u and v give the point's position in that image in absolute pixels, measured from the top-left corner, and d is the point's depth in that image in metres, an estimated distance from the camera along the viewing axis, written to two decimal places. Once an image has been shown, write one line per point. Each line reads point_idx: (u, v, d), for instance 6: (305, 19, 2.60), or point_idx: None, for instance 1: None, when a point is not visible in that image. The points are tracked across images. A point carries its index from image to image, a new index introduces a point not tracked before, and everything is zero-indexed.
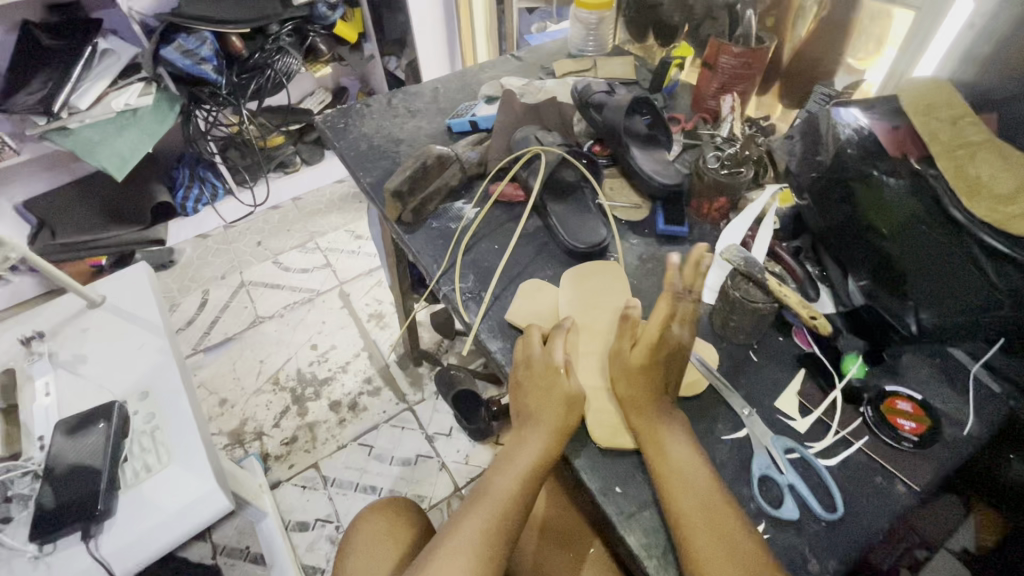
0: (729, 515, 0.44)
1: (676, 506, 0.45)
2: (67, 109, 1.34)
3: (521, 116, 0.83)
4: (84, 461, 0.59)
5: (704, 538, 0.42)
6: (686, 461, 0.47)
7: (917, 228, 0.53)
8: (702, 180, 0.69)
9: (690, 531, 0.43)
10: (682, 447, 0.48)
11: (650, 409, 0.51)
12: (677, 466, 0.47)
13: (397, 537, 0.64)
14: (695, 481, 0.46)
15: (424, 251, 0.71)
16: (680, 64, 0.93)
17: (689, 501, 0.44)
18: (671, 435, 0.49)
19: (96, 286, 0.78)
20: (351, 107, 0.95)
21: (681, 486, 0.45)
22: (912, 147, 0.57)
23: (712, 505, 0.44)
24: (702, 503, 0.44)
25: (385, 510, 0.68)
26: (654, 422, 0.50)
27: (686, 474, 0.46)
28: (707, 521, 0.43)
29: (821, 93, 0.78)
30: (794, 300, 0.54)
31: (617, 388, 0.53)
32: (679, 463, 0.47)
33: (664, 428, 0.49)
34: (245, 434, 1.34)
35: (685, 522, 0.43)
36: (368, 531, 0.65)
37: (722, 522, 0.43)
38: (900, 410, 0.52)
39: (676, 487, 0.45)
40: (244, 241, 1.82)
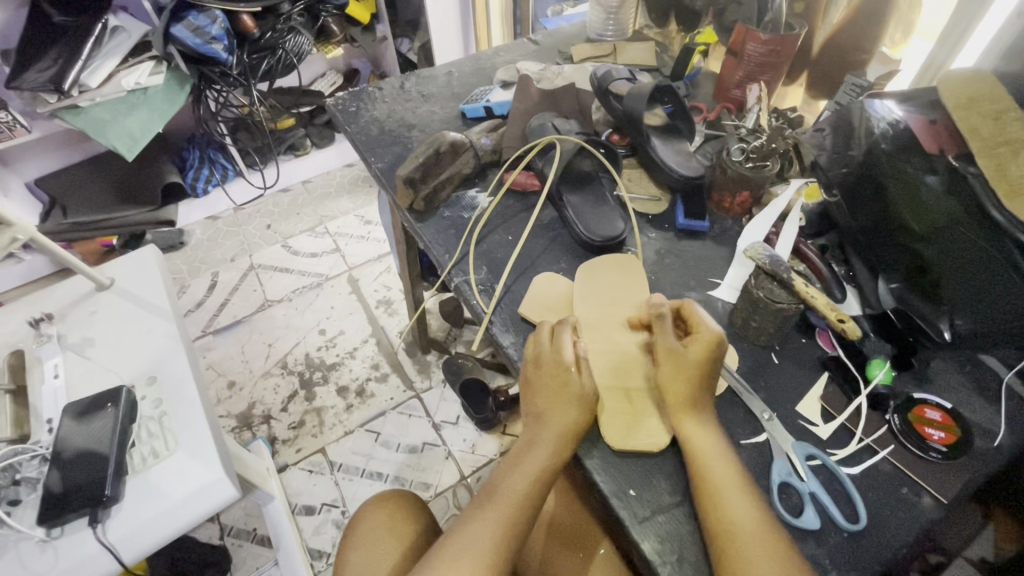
0: (766, 525, 0.42)
1: (715, 515, 0.43)
2: (78, 88, 1.32)
3: (537, 102, 0.80)
4: (92, 446, 0.59)
5: (746, 550, 0.41)
6: (717, 468, 0.45)
7: (958, 231, 0.50)
8: (724, 173, 0.66)
9: (728, 542, 0.41)
10: (711, 451, 0.46)
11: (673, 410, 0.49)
12: (710, 472, 0.45)
13: (395, 531, 0.64)
14: (732, 489, 0.44)
15: (436, 241, 0.70)
16: (703, 50, 0.90)
17: (730, 510, 0.43)
18: (698, 439, 0.47)
19: (105, 269, 0.78)
20: (363, 90, 0.93)
21: (716, 494, 0.44)
22: (949, 145, 0.54)
23: (749, 513, 0.43)
24: (743, 513, 0.43)
25: (381, 504, 0.68)
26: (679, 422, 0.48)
27: (717, 481, 0.45)
28: (749, 531, 0.42)
29: (851, 85, 0.74)
30: (822, 303, 0.52)
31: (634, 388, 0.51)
32: (710, 469, 0.45)
33: (693, 431, 0.48)
34: (253, 417, 1.35)
35: (726, 533, 0.42)
36: (366, 528, 0.65)
37: (767, 534, 0.42)
38: (928, 419, 0.50)
39: (711, 495, 0.44)
40: (253, 224, 1.81)
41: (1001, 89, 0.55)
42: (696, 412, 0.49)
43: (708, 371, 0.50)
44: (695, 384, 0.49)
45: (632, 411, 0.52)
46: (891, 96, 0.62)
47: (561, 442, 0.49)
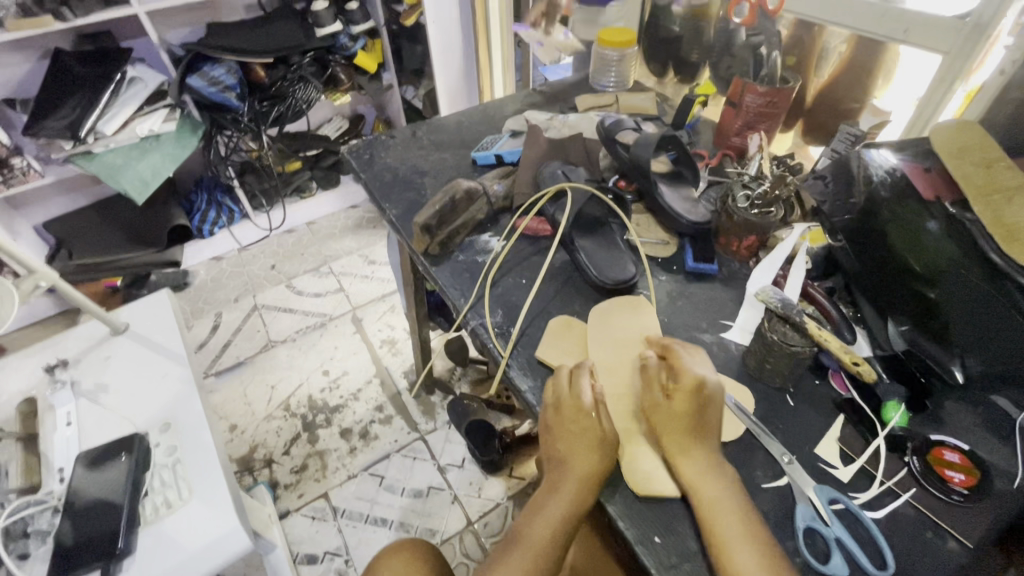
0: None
1: (726, 565, 0.43)
2: (93, 134, 1.36)
3: (546, 150, 0.84)
4: (106, 495, 0.58)
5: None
6: (726, 514, 0.46)
7: (961, 274, 0.52)
8: (731, 219, 0.69)
9: None
10: (721, 499, 0.47)
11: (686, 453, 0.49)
12: (718, 521, 0.45)
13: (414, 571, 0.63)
14: (740, 538, 0.44)
15: (451, 285, 0.71)
16: (703, 101, 0.95)
17: (740, 558, 0.43)
18: (708, 487, 0.47)
19: (119, 314, 0.79)
20: (376, 139, 0.96)
21: (725, 544, 0.44)
22: (946, 191, 0.58)
23: (762, 562, 0.43)
24: (755, 562, 0.43)
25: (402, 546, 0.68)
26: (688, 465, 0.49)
27: (726, 530, 0.45)
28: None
29: (846, 133, 0.78)
30: (835, 345, 0.54)
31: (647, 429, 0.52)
32: (718, 516, 0.46)
33: (698, 477, 0.48)
34: (254, 461, 1.32)
35: None
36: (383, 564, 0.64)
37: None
38: (947, 461, 0.50)
39: (720, 544, 0.44)
40: (258, 265, 1.83)
41: (992, 141, 0.58)
42: (703, 458, 0.49)
43: (698, 417, 0.51)
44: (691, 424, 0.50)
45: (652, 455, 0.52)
46: (885, 146, 0.66)
47: (581, 488, 0.49)
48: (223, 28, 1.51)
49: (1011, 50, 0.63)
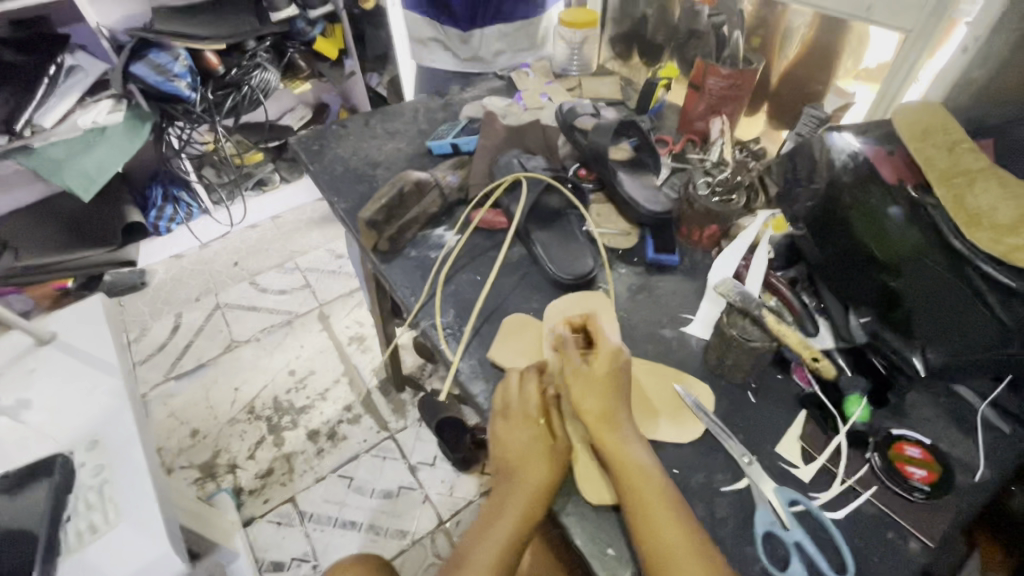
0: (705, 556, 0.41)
1: (654, 553, 0.41)
2: (30, 127, 1.23)
3: (504, 138, 0.79)
4: (21, 524, 0.53)
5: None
6: (656, 502, 0.43)
7: (921, 261, 0.50)
8: (691, 208, 0.66)
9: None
10: (645, 471, 0.45)
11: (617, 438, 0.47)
12: (649, 508, 0.43)
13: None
14: (668, 524, 0.42)
15: (401, 283, 0.67)
16: (667, 85, 0.91)
17: (671, 548, 0.41)
18: (630, 455, 0.46)
19: (47, 322, 0.73)
20: (327, 128, 0.91)
21: (651, 517, 0.43)
22: (908, 175, 0.56)
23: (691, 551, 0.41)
24: (679, 539, 0.41)
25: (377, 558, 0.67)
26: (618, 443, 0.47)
27: (652, 502, 0.43)
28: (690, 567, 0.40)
29: (810, 116, 0.76)
30: (794, 342, 0.51)
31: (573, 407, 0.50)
32: (649, 503, 0.43)
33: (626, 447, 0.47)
34: (217, 467, 1.27)
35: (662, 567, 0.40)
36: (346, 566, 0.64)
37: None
38: (909, 456, 0.49)
39: (644, 519, 0.43)
40: (220, 261, 1.76)
41: (952, 121, 0.57)
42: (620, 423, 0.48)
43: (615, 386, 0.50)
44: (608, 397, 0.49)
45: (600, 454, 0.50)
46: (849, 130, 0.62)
47: (531, 502, 0.46)
48: (168, 9, 1.39)
49: (973, 28, 0.61)
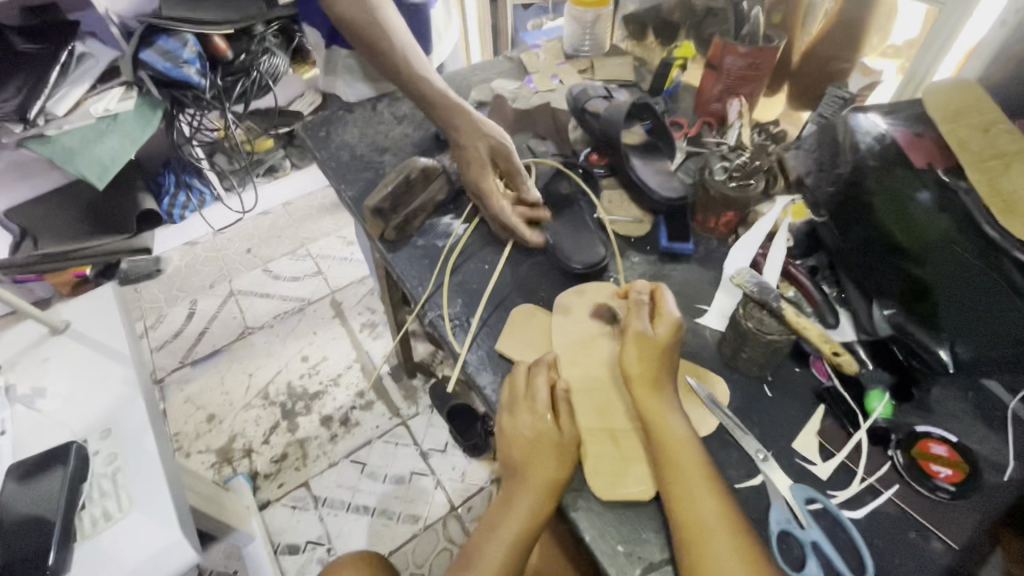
0: (743, 532, 0.41)
1: (689, 523, 0.41)
2: (43, 116, 1.21)
3: (511, 125, 0.80)
4: (36, 513, 0.54)
5: (716, 552, 0.39)
6: (694, 473, 0.44)
7: (953, 252, 0.48)
8: (708, 194, 0.64)
9: (701, 547, 0.40)
10: (687, 446, 0.45)
11: (658, 411, 0.47)
12: (685, 478, 0.43)
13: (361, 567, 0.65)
14: (706, 494, 0.42)
15: (408, 273, 0.66)
16: (683, 65, 0.88)
17: (706, 519, 0.41)
18: (673, 430, 0.46)
19: (60, 312, 0.73)
20: (333, 113, 0.89)
21: (688, 493, 0.43)
22: (940, 157, 0.53)
23: (727, 519, 0.41)
24: (715, 515, 0.41)
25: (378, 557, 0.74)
26: (659, 416, 0.47)
27: (693, 478, 0.43)
28: (725, 537, 0.40)
29: (834, 96, 0.72)
30: (815, 334, 0.49)
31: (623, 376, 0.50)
32: (684, 474, 0.44)
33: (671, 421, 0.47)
34: (233, 452, 1.29)
35: (698, 537, 0.41)
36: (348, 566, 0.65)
37: (746, 549, 0.40)
38: (934, 454, 0.46)
39: (682, 495, 0.43)
40: (233, 248, 1.77)
41: (989, 102, 0.54)
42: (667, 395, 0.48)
43: (666, 358, 0.50)
44: (656, 368, 0.49)
45: (620, 438, 0.49)
46: (875, 109, 0.60)
47: (538, 500, 0.45)
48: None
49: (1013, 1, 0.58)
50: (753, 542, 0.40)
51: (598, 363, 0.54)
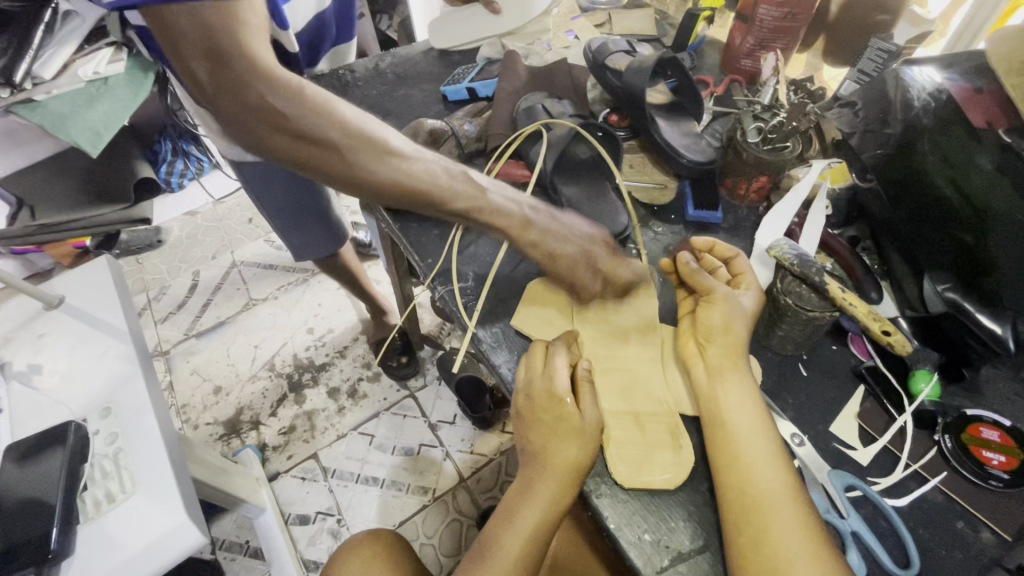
0: (799, 501, 0.38)
1: (738, 492, 0.39)
2: (29, 79, 1.13)
3: (526, 81, 0.72)
4: (37, 493, 0.53)
5: (768, 524, 0.37)
6: (747, 439, 0.41)
7: (1014, 220, 0.44)
8: (739, 158, 0.59)
9: (753, 513, 0.38)
10: (733, 416, 0.42)
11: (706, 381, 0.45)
12: (735, 446, 0.41)
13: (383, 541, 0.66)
14: (764, 459, 0.40)
15: (417, 243, 0.62)
16: (709, 16, 0.81)
17: (759, 482, 0.39)
18: (724, 399, 0.43)
19: (53, 285, 0.70)
20: (334, 73, 0.83)
21: (732, 465, 0.40)
22: (1000, 117, 0.47)
23: (788, 483, 0.39)
24: (770, 483, 0.39)
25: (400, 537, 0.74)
26: (709, 384, 0.45)
27: (739, 448, 0.41)
28: (780, 502, 0.38)
29: (878, 49, 0.66)
30: (862, 312, 0.44)
31: None
32: (734, 442, 0.41)
33: (716, 390, 0.44)
34: (241, 423, 1.28)
35: (749, 505, 0.38)
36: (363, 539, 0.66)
37: (805, 519, 0.37)
38: (985, 440, 0.43)
39: (733, 461, 0.40)
40: (234, 218, 1.72)
41: None
42: (714, 360, 0.45)
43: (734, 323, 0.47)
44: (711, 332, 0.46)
45: (657, 413, 0.47)
46: (929, 63, 0.55)
47: (561, 485, 0.42)
48: None
49: None
50: (809, 510, 0.38)
51: (621, 345, 0.51)
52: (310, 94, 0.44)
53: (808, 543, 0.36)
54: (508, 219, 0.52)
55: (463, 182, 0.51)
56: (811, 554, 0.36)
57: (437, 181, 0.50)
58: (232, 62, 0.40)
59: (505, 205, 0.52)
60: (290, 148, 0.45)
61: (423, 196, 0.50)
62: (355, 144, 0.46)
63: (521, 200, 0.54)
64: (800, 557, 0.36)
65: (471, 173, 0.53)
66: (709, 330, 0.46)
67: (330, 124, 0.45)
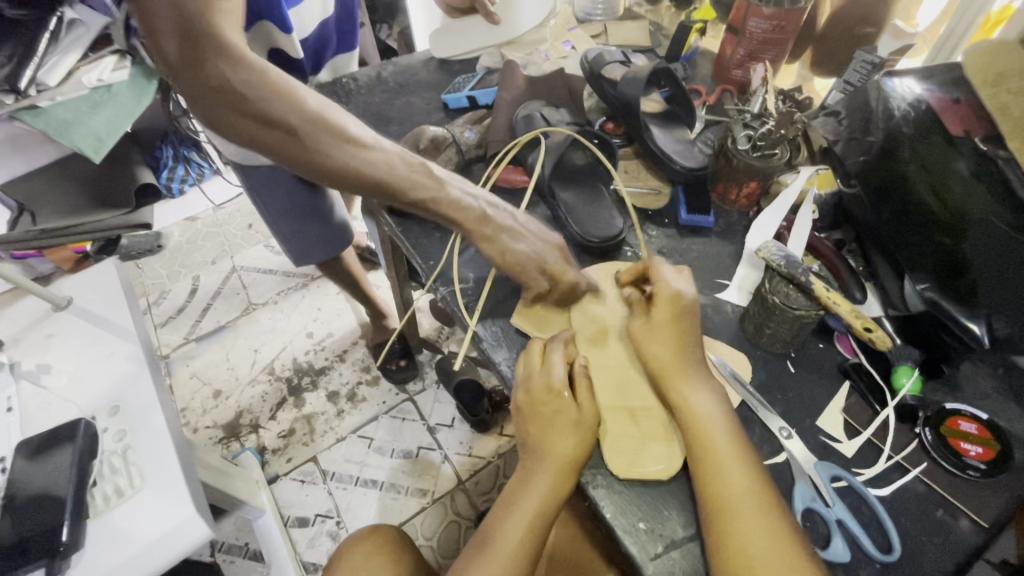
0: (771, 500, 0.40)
1: (714, 491, 0.41)
2: (33, 86, 1.14)
3: (525, 91, 0.75)
4: (49, 488, 0.54)
5: (740, 523, 0.39)
6: (722, 440, 0.43)
7: (989, 225, 0.47)
8: (730, 164, 0.61)
9: (728, 511, 0.40)
10: (709, 417, 0.44)
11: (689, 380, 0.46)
12: (711, 447, 0.43)
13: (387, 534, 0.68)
14: (733, 460, 0.42)
15: (419, 246, 0.64)
16: (701, 29, 0.84)
17: (732, 482, 0.41)
18: (700, 400, 0.45)
19: (61, 287, 0.72)
20: (337, 81, 0.85)
21: (708, 465, 0.42)
22: (976, 124, 0.52)
23: (757, 483, 0.41)
24: (742, 483, 0.40)
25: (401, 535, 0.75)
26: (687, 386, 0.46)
27: (716, 448, 0.42)
28: (752, 502, 0.40)
29: (862, 61, 0.68)
30: (847, 310, 0.46)
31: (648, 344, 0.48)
32: (710, 442, 0.43)
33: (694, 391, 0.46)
34: (240, 427, 1.29)
35: (725, 503, 0.40)
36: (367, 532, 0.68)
37: (774, 518, 0.39)
38: (963, 432, 0.45)
39: (709, 461, 0.42)
40: (234, 223, 1.74)
41: None
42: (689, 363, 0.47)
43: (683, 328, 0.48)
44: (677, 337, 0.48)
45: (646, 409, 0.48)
46: (910, 75, 0.58)
47: (557, 477, 0.44)
48: None
49: None
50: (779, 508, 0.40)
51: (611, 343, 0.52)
52: (276, 79, 0.48)
53: (780, 536, 0.38)
54: (466, 212, 0.56)
55: (422, 175, 0.55)
56: (781, 551, 0.38)
57: (397, 169, 0.53)
58: (206, 43, 0.44)
59: (462, 197, 0.56)
60: (253, 131, 0.49)
61: (381, 183, 0.53)
62: (315, 130, 0.50)
63: (479, 195, 0.58)
64: (769, 554, 0.38)
65: (431, 166, 0.57)
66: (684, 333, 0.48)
67: (292, 109, 0.49)
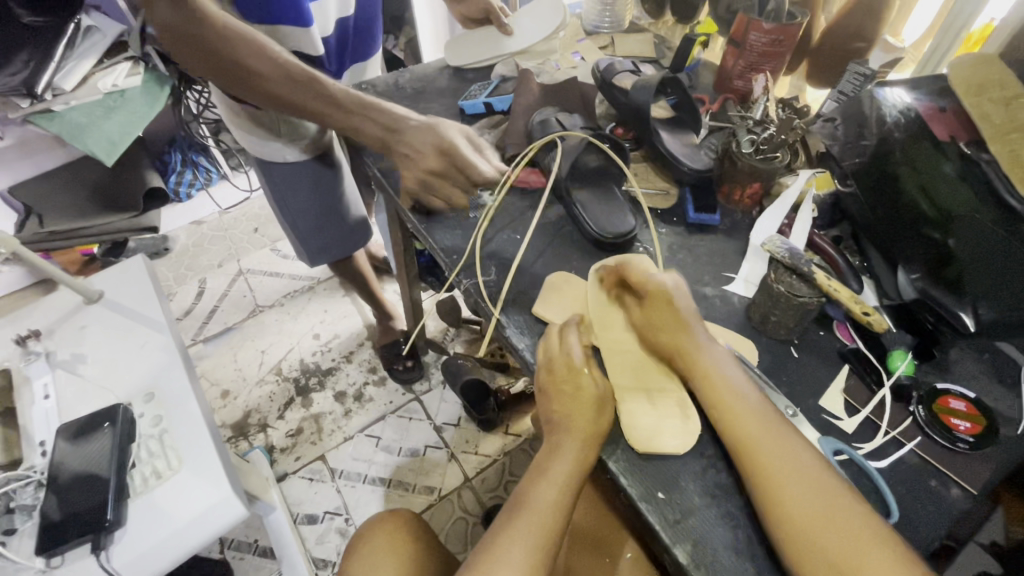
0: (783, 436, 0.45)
1: (737, 435, 0.46)
2: (50, 90, 1.15)
3: (540, 97, 0.79)
4: (91, 469, 0.57)
5: (765, 457, 0.44)
6: (731, 395, 0.48)
7: (973, 217, 0.52)
8: (734, 166, 0.65)
9: (749, 450, 0.45)
10: (716, 374, 0.49)
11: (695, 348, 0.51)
12: (725, 400, 0.48)
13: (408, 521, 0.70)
14: (745, 411, 0.47)
15: (441, 242, 0.67)
16: (705, 41, 0.88)
17: (748, 427, 0.46)
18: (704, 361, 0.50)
19: (92, 282, 0.74)
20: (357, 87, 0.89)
21: (727, 412, 0.47)
22: (962, 131, 0.57)
23: (768, 425, 0.46)
24: (756, 427, 0.46)
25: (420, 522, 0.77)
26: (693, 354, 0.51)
27: (729, 400, 0.48)
28: (768, 440, 0.45)
29: (855, 73, 0.73)
30: (845, 296, 0.52)
31: (653, 323, 0.54)
32: (723, 395, 0.48)
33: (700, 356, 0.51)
34: (248, 426, 1.31)
35: (746, 444, 0.45)
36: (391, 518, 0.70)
37: (794, 450, 0.44)
38: (953, 409, 0.49)
39: (726, 409, 0.47)
40: (241, 228, 1.77)
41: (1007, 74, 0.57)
42: (690, 336, 0.52)
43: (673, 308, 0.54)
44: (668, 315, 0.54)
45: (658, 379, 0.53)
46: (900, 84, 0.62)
47: (585, 443, 0.48)
48: None
49: None
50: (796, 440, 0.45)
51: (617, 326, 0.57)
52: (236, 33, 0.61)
53: (802, 466, 0.43)
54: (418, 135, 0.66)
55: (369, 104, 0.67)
56: (803, 479, 0.42)
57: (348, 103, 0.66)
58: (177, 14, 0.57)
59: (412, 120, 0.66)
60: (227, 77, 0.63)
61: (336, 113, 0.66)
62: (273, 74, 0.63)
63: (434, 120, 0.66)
64: (795, 479, 0.42)
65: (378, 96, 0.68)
66: (682, 313, 0.53)
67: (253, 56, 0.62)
